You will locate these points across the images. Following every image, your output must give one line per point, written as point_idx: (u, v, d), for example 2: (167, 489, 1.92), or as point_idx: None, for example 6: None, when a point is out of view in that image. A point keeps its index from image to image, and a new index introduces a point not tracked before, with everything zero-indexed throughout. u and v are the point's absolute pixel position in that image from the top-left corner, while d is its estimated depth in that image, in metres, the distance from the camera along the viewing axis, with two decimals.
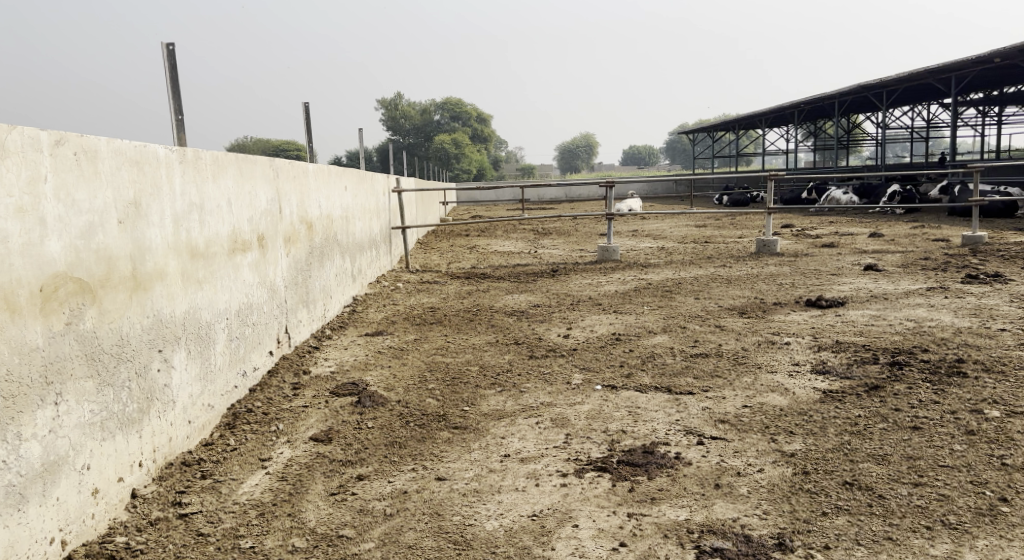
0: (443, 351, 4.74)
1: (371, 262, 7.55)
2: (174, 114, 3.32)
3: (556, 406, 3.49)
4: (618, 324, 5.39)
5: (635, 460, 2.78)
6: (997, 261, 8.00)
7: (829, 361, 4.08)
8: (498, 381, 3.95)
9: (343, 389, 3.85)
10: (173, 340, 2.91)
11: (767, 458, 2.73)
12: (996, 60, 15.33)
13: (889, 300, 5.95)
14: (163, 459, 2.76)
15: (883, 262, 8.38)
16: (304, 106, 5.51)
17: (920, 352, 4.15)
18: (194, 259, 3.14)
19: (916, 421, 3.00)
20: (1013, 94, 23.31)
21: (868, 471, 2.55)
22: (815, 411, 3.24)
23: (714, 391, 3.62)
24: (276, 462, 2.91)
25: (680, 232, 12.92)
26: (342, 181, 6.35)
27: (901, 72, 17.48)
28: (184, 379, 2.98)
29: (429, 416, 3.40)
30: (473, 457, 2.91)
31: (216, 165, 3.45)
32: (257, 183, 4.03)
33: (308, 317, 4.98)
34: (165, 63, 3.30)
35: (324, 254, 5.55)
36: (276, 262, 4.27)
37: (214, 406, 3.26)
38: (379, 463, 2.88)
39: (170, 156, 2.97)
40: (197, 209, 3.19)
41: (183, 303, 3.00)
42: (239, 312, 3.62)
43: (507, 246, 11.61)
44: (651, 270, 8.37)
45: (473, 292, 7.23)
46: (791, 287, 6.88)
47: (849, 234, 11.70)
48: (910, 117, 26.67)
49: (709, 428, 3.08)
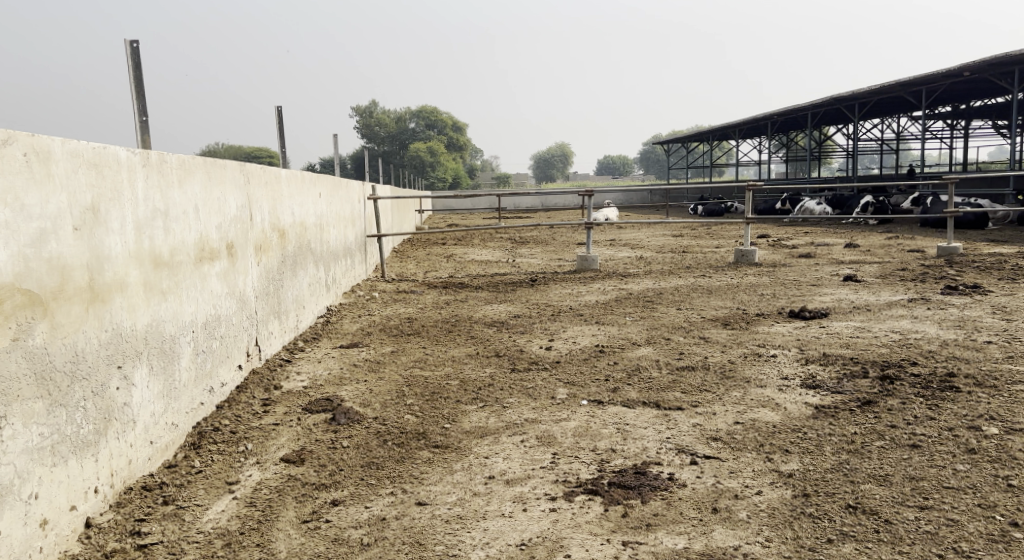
0: (422, 364, 4.57)
1: (345, 271, 7.36)
2: (138, 116, 3.14)
3: (541, 422, 3.35)
4: (601, 335, 5.27)
5: (627, 482, 2.64)
6: (974, 272, 8.03)
7: (818, 375, 3.98)
8: (480, 396, 3.80)
9: (316, 405, 3.67)
10: (134, 355, 2.71)
11: (764, 479, 2.61)
12: (965, 74, 15.58)
13: (872, 311, 5.91)
14: (121, 483, 2.56)
15: (861, 273, 8.38)
16: (277, 110, 5.34)
17: (909, 365, 4.08)
18: (157, 268, 2.95)
19: (914, 438, 2.91)
20: (981, 108, 23.76)
21: (871, 493, 2.44)
22: (808, 427, 3.14)
23: (704, 406, 3.50)
24: (244, 486, 2.73)
25: (658, 242, 12.88)
26: (316, 188, 6.17)
27: (872, 86, 17.70)
28: (145, 397, 2.78)
29: (408, 435, 3.23)
30: (456, 479, 2.75)
31: (182, 169, 3.27)
32: (227, 188, 3.86)
33: (279, 328, 4.79)
34: (129, 61, 3.12)
35: (297, 263, 5.36)
36: (245, 271, 4.08)
37: (178, 425, 3.06)
38: (355, 486, 2.71)
39: (132, 159, 2.80)
40: (161, 216, 3.01)
41: (145, 316, 2.81)
42: (206, 324, 3.42)
43: (485, 255, 11.44)
44: (631, 280, 8.28)
45: (451, 302, 7.07)
46: (772, 297, 6.82)
47: (826, 244, 11.76)
48: (880, 130, 27.08)
49: (702, 446, 2.96)
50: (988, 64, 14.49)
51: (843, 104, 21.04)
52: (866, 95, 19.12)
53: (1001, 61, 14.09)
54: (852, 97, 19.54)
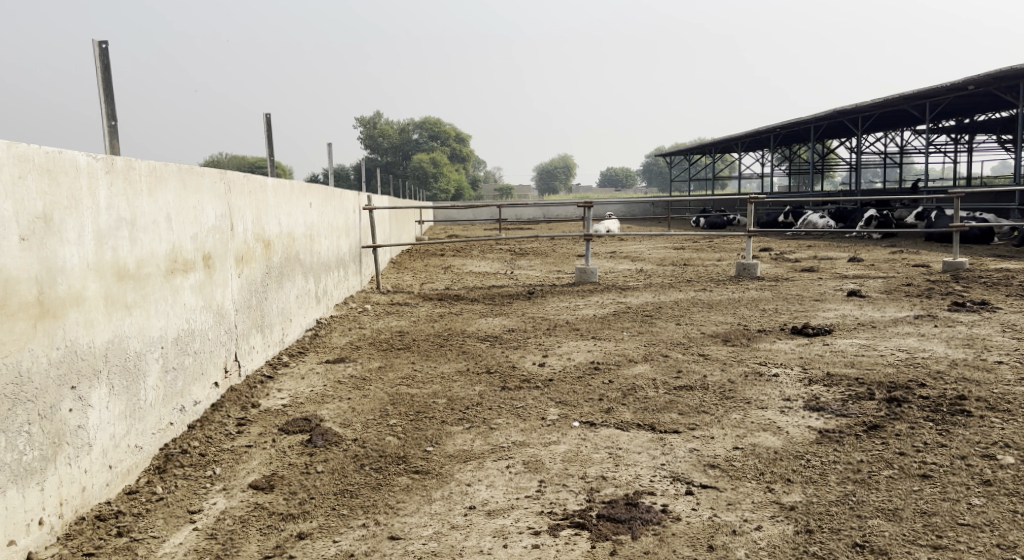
0: (409, 381, 4.38)
1: (337, 283, 7.18)
2: (106, 120, 2.99)
3: (529, 446, 3.16)
4: (597, 351, 5.08)
5: (617, 515, 2.46)
6: (981, 288, 7.83)
7: (822, 397, 3.79)
8: (467, 416, 3.61)
9: (293, 425, 3.51)
10: (92, 375, 2.55)
11: (764, 513, 2.43)
12: (969, 88, 15.40)
13: (877, 328, 5.72)
14: (72, 513, 2.41)
15: (866, 288, 8.20)
16: (265, 116, 5.19)
17: (917, 386, 3.88)
18: (121, 281, 2.79)
19: (924, 467, 2.72)
20: (985, 122, 23.63)
21: (880, 530, 2.26)
22: (811, 454, 2.95)
23: (701, 430, 3.31)
24: (206, 516, 2.58)
25: (659, 255, 12.70)
26: (307, 197, 6.01)
27: (876, 99, 17.56)
28: (105, 418, 2.62)
29: (387, 459, 3.05)
30: (433, 509, 2.57)
31: (152, 176, 3.11)
32: (205, 197, 3.69)
33: (262, 343, 4.61)
34: (97, 62, 2.98)
35: (283, 275, 5.18)
36: (224, 283, 3.91)
37: (143, 447, 2.90)
38: (325, 517, 2.54)
39: (95, 165, 2.65)
40: (127, 225, 2.85)
41: (105, 332, 2.65)
42: (177, 340, 3.26)
43: (483, 266, 11.28)
44: (630, 293, 8.11)
45: (445, 315, 6.89)
46: (775, 313, 6.64)
47: (828, 258, 11.58)
48: (884, 143, 26.95)
49: (698, 474, 2.77)
50: (993, 78, 14.34)
51: (846, 117, 20.91)
52: (869, 108, 18.98)
53: (1006, 74, 13.92)
54: (855, 110, 19.41)
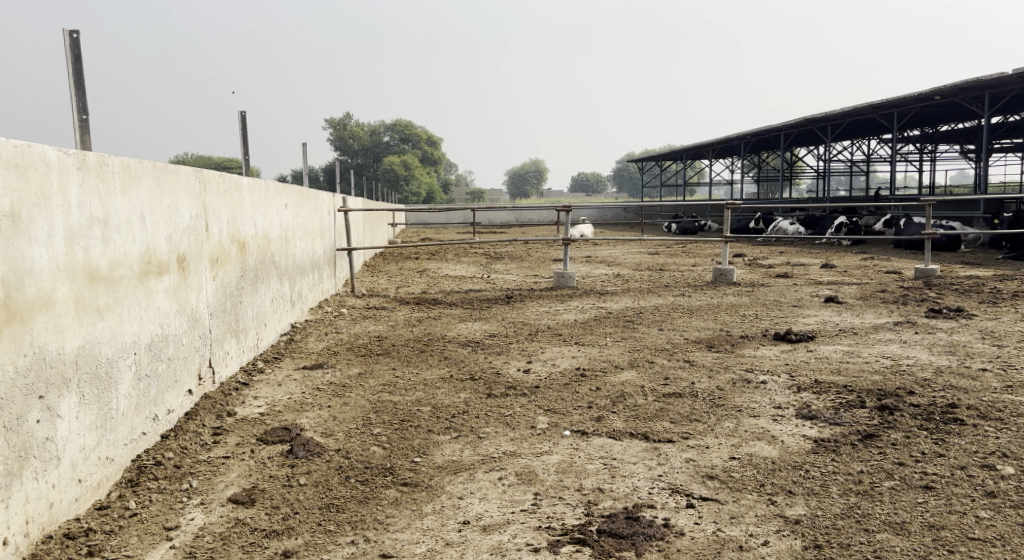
0: (391, 388, 4.26)
1: (312, 286, 7.00)
2: (78, 114, 2.84)
3: (521, 456, 3.06)
4: (581, 357, 5.00)
5: (619, 529, 2.37)
6: (955, 295, 7.92)
7: (813, 405, 3.74)
8: (454, 425, 3.49)
9: (273, 435, 3.36)
10: (61, 384, 2.40)
11: (769, 527, 2.36)
12: (937, 98, 15.68)
13: (859, 335, 5.73)
14: (39, 531, 2.25)
15: (842, 294, 8.25)
16: (240, 114, 5.02)
17: (907, 394, 3.86)
18: (93, 283, 2.63)
19: (926, 478, 2.68)
20: (947, 131, 24.18)
21: (890, 545, 2.22)
22: (809, 464, 2.89)
23: (695, 439, 3.24)
24: (184, 532, 2.43)
25: (634, 260, 12.67)
26: (282, 198, 5.84)
27: (846, 108, 17.80)
28: (75, 429, 2.46)
29: (374, 471, 2.93)
30: (425, 524, 2.46)
31: (125, 174, 2.95)
32: (180, 196, 3.53)
33: (236, 348, 4.44)
34: (68, 53, 2.82)
35: (257, 278, 5.01)
36: (198, 286, 3.74)
37: (114, 459, 2.73)
38: (311, 534, 2.41)
39: (66, 160, 2.50)
40: (100, 225, 2.70)
41: (76, 337, 2.49)
42: (151, 345, 3.10)
43: (459, 270, 11.14)
44: (609, 298, 8.04)
45: (424, 319, 6.76)
46: (755, 319, 6.61)
47: (802, 264, 11.66)
48: (851, 151, 27.38)
49: (698, 486, 2.70)
50: (960, 88, 14.61)
51: (815, 126, 21.20)
52: (838, 117, 19.25)
53: (973, 85, 14.21)
54: (824, 118, 19.67)
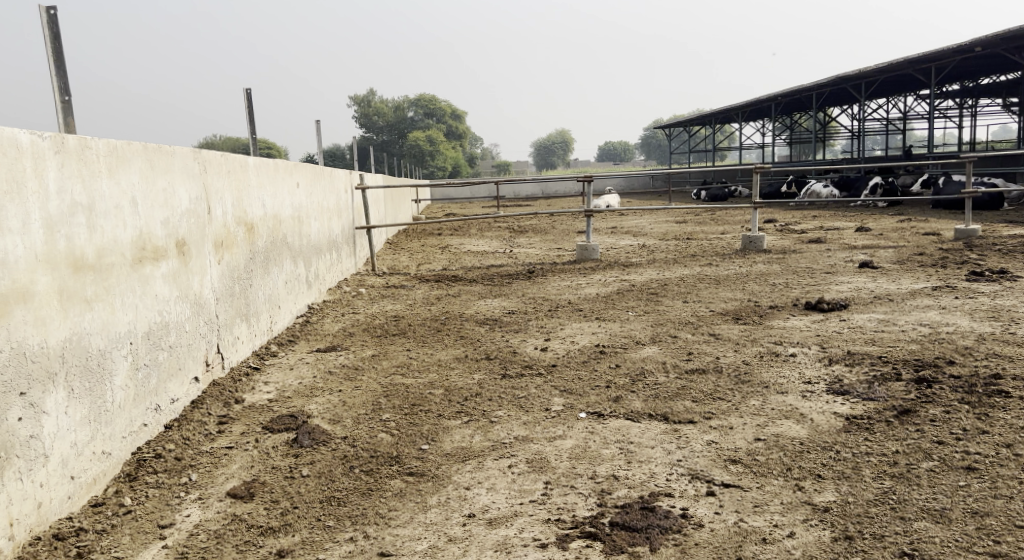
0: (404, 370, 4.13)
1: (330, 266, 6.90)
2: (60, 94, 2.72)
3: (533, 442, 2.92)
4: (601, 333, 4.82)
5: (632, 522, 2.22)
6: (998, 256, 7.55)
7: (845, 379, 3.53)
8: (465, 409, 3.36)
9: (279, 423, 3.27)
10: (45, 379, 2.30)
11: (796, 516, 2.19)
12: (977, 49, 14.96)
13: (895, 301, 5.46)
14: (25, 533, 2.18)
15: (877, 258, 7.93)
16: (245, 92, 4.89)
17: (946, 365, 3.63)
18: (79, 272, 2.52)
19: (968, 459, 2.47)
20: (988, 85, 23.21)
21: (930, 536, 2.03)
22: (840, 445, 2.70)
23: (718, 419, 3.06)
24: (178, 531, 2.35)
25: (661, 229, 12.39)
26: (294, 176, 5.72)
27: (880, 64, 17.13)
28: (64, 424, 2.38)
29: (379, 459, 2.81)
30: (429, 519, 2.33)
31: (113, 156, 2.83)
32: (176, 178, 3.41)
33: (248, 333, 4.35)
34: (45, 31, 2.68)
35: (269, 259, 4.90)
36: (202, 271, 3.63)
37: (111, 453, 2.65)
38: (309, 530, 2.30)
39: (41, 143, 2.38)
40: (85, 211, 2.58)
41: (61, 329, 2.39)
42: (149, 334, 3.00)
43: (481, 245, 10.98)
44: (633, 270, 7.83)
45: (443, 297, 6.63)
46: (785, 288, 6.34)
47: (835, 228, 11.28)
48: (887, 109, 26.47)
49: (719, 471, 2.52)
50: (1001, 38, 13.92)
51: (849, 84, 20.47)
52: (873, 74, 18.54)
53: (1016, 34, 13.51)
54: (857, 76, 18.96)
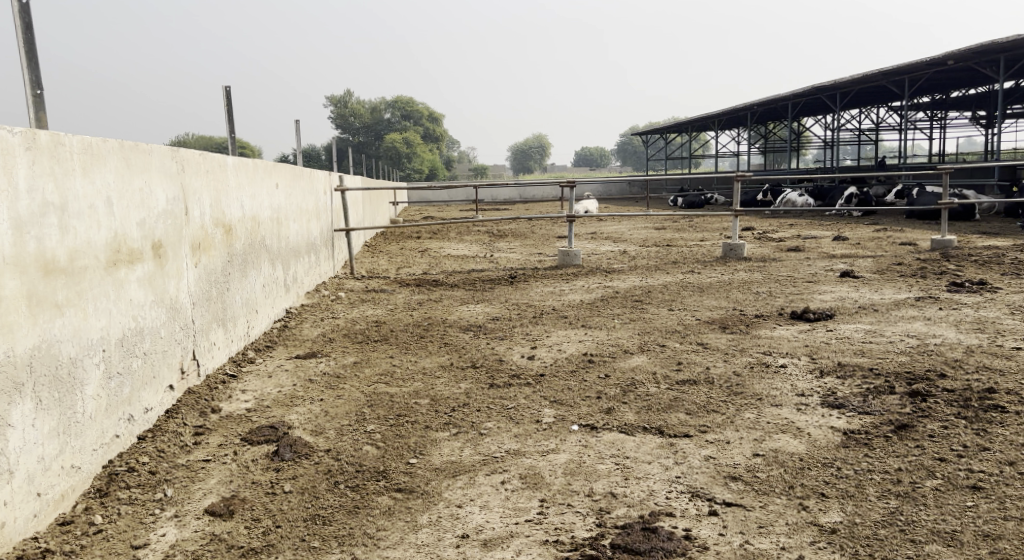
0: (387, 378, 4.01)
1: (308, 269, 6.74)
2: (32, 88, 2.56)
3: (525, 456, 2.82)
4: (588, 341, 4.74)
5: (635, 544, 2.13)
6: (976, 267, 7.61)
7: (839, 392, 3.48)
8: (452, 421, 3.24)
9: (259, 435, 3.13)
10: (12, 389, 2.15)
11: (803, 538, 2.11)
12: (950, 63, 15.17)
13: (880, 312, 5.45)
14: None
15: (857, 268, 7.95)
16: (223, 89, 4.73)
17: (938, 378, 3.59)
18: (50, 276, 2.37)
19: (973, 477, 2.42)
20: (959, 98, 23.62)
21: None
22: (841, 461, 2.64)
23: (714, 433, 2.98)
24: (153, 551, 2.22)
25: (641, 236, 12.36)
26: (272, 177, 5.56)
27: (856, 75, 17.30)
28: (31, 439, 2.23)
29: (365, 474, 2.69)
30: (420, 539, 2.22)
31: (88, 153, 2.68)
32: (153, 177, 3.26)
33: (224, 338, 4.19)
34: (17, 21, 2.53)
35: (247, 262, 4.75)
36: (178, 274, 3.48)
37: (81, 468, 2.50)
38: (293, 551, 2.18)
39: (10, 139, 2.24)
40: (57, 210, 2.44)
41: (29, 337, 2.25)
42: (122, 340, 2.85)
43: (461, 249, 10.85)
44: (616, 276, 7.76)
45: (425, 302, 6.50)
46: (770, 296, 6.32)
47: (813, 237, 11.35)
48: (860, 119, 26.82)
49: (721, 489, 2.44)
50: (974, 52, 14.12)
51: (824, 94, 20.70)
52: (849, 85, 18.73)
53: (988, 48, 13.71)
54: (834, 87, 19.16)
